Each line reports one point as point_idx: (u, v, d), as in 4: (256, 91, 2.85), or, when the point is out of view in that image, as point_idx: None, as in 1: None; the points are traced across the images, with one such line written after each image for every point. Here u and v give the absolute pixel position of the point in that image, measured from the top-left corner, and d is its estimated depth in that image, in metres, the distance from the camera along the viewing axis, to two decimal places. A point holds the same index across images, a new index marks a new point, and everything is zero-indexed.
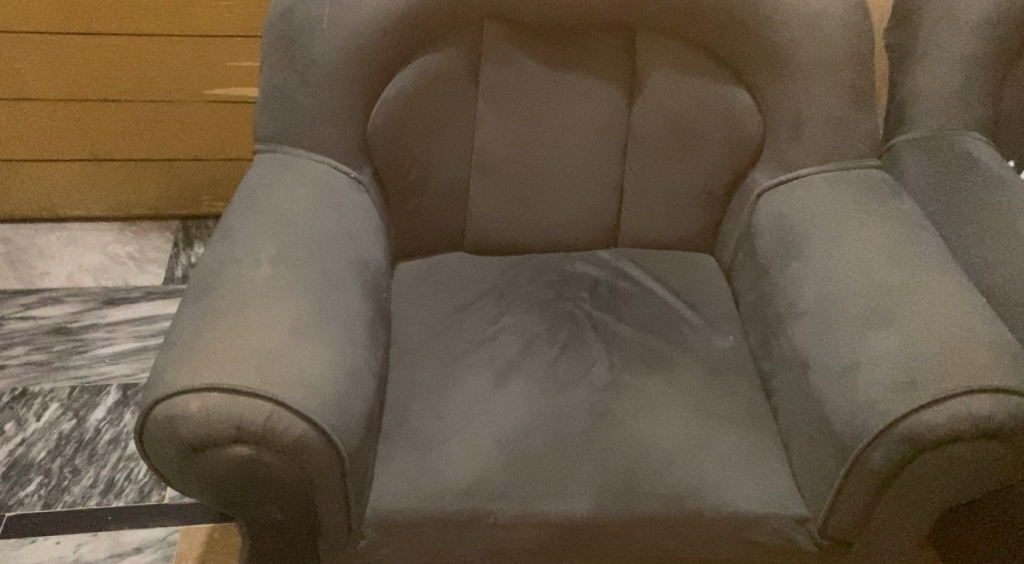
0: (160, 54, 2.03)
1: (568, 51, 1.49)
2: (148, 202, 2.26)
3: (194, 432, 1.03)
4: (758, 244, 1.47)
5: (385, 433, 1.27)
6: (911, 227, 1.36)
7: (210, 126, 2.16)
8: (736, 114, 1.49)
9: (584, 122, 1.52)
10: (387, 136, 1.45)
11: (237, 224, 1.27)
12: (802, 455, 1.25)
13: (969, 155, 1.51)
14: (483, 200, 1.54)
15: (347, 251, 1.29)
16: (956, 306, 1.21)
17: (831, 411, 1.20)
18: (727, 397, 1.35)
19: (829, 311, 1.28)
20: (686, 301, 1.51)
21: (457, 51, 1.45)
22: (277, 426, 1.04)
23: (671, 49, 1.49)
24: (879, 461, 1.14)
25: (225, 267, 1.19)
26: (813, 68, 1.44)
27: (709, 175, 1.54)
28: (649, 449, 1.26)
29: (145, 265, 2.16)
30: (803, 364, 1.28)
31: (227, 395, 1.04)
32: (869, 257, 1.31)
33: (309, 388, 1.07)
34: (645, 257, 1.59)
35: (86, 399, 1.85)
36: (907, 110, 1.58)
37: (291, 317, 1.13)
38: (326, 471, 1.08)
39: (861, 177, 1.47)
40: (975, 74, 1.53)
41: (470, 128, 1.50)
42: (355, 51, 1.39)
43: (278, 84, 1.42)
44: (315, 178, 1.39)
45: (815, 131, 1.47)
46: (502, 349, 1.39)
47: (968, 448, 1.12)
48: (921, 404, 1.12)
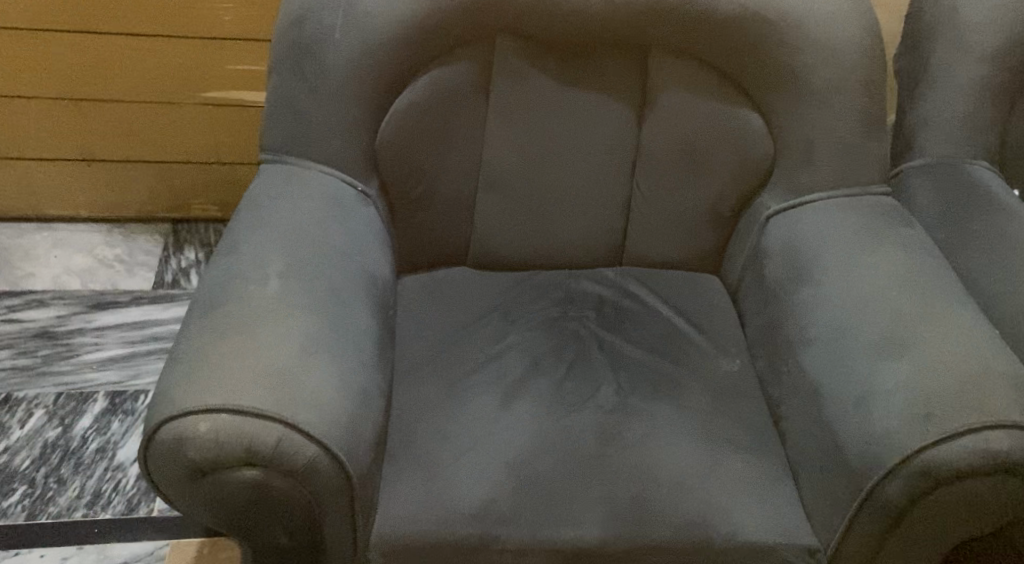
0: (159, 56, 2.00)
1: (581, 67, 1.47)
2: (139, 205, 2.22)
3: (202, 455, 0.99)
4: (767, 267, 1.46)
5: (390, 453, 1.25)
6: (923, 256, 1.35)
7: (205, 129, 2.12)
8: (748, 136, 1.48)
9: (592, 140, 1.50)
10: (394, 148, 1.42)
11: (241, 236, 1.25)
12: (812, 484, 1.23)
13: (978, 184, 1.50)
14: (489, 216, 1.52)
15: (353, 265, 1.26)
16: (970, 338, 1.20)
17: (842, 441, 1.18)
18: (736, 423, 1.33)
19: (840, 338, 1.27)
20: (693, 322, 1.49)
21: (468, 65, 1.43)
22: (288, 449, 1.00)
23: (684, 69, 1.47)
24: (894, 494, 1.12)
25: (232, 281, 1.16)
26: (827, 92, 1.43)
27: (717, 196, 1.52)
28: (657, 476, 1.24)
29: (135, 269, 2.12)
30: (813, 392, 1.26)
31: (236, 416, 1.00)
32: (882, 286, 1.30)
33: (317, 410, 1.04)
34: (650, 277, 1.57)
35: (72, 406, 1.81)
36: (915, 136, 1.57)
37: (301, 334, 1.10)
38: (336, 495, 1.05)
39: (872, 204, 1.46)
40: (985, 102, 1.53)
41: (479, 142, 1.48)
42: (365, 62, 1.36)
43: (286, 94, 1.39)
44: (322, 191, 1.36)
45: (826, 155, 1.46)
46: (507, 369, 1.37)
47: (986, 484, 1.10)
48: (938, 438, 1.10)
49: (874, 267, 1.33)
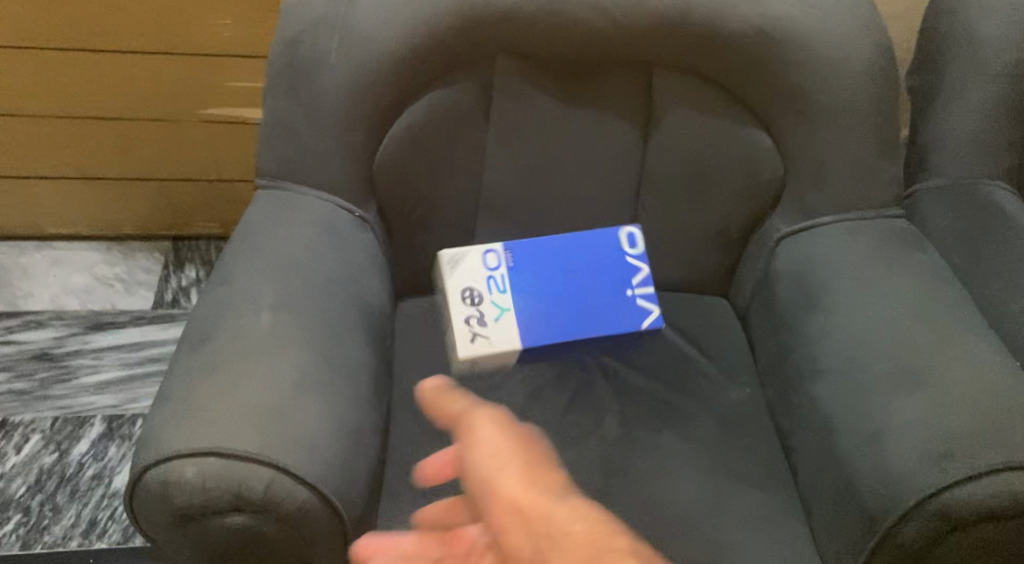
0: (159, 74, 1.96)
1: (585, 87, 1.43)
2: (138, 222, 2.19)
3: (189, 500, 0.97)
4: (777, 292, 1.42)
5: (388, 489, 1.21)
6: (939, 283, 1.31)
7: (205, 147, 2.09)
8: (757, 157, 1.44)
9: (596, 161, 1.46)
10: (392, 172, 1.39)
11: (235, 266, 1.22)
12: (824, 522, 1.19)
13: (996, 206, 1.46)
14: (491, 239, 1.48)
15: (350, 296, 1.23)
16: (988, 371, 1.16)
17: (856, 478, 1.14)
18: (745, 455, 1.29)
19: (853, 369, 1.23)
20: (701, 349, 1.45)
21: (468, 86, 1.39)
22: (277, 493, 0.98)
23: (690, 89, 1.43)
24: (911, 536, 1.08)
25: (224, 313, 1.13)
26: (838, 113, 1.39)
27: (724, 218, 1.48)
28: (663, 512, 1.20)
29: (135, 288, 2.09)
30: (825, 424, 1.22)
31: (224, 461, 0.97)
32: (895, 315, 1.25)
33: (309, 451, 1.01)
34: (657, 300, 1.53)
35: (69, 431, 1.78)
36: (929, 156, 1.53)
37: (293, 370, 1.07)
38: (328, 538, 1.02)
39: (884, 227, 1.41)
40: (1004, 120, 1.48)
41: (480, 164, 1.44)
42: (362, 85, 1.33)
43: (282, 117, 1.36)
44: (319, 217, 1.32)
45: (837, 177, 1.42)
46: (509, 399, 1.33)
47: (1006, 525, 1.06)
48: (956, 479, 1.06)
49: (888, 294, 1.29)
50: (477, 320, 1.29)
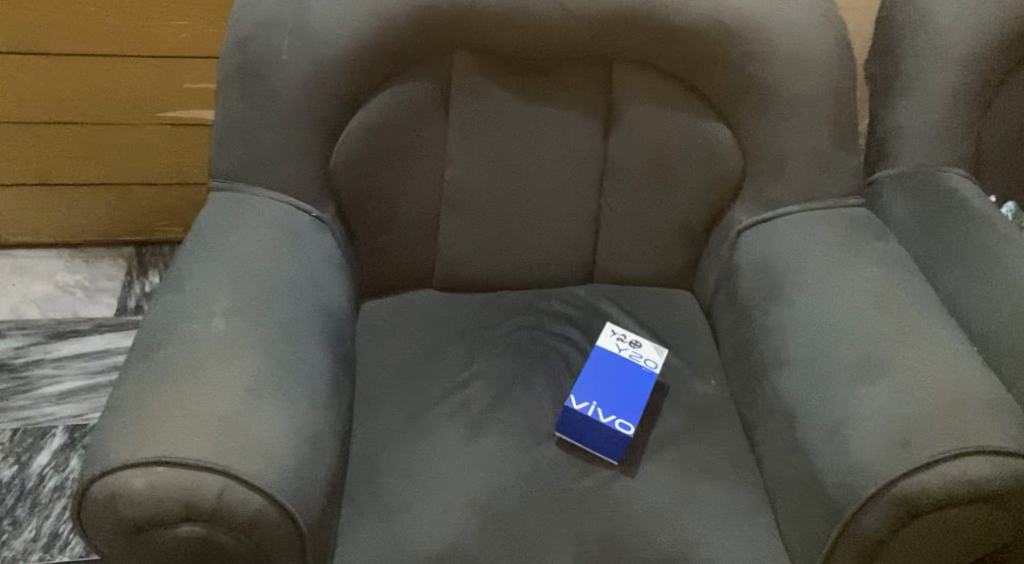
0: (115, 76, 1.93)
1: (543, 83, 1.42)
2: (98, 228, 2.15)
3: (139, 512, 0.96)
4: (740, 285, 1.41)
5: (351, 495, 1.20)
6: (899, 271, 1.31)
7: (166, 150, 2.05)
8: (717, 150, 1.43)
9: (557, 157, 1.44)
10: (351, 171, 1.37)
11: (189, 272, 1.20)
12: (789, 514, 1.19)
13: (954, 193, 1.46)
14: (454, 238, 1.47)
15: (307, 300, 1.21)
16: (948, 359, 1.16)
17: (818, 469, 1.14)
18: (711, 449, 1.28)
19: (814, 360, 1.23)
20: (666, 343, 1.44)
21: (425, 83, 1.37)
22: (230, 501, 0.97)
23: (649, 82, 1.42)
24: (872, 526, 1.08)
25: (177, 322, 1.11)
26: (796, 103, 1.39)
27: (687, 212, 1.48)
28: (629, 509, 1.19)
29: (97, 295, 2.06)
30: (788, 416, 1.22)
31: (174, 469, 0.97)
32: (857, 304, 1.25)
33: (264, 459, 1.00)
34: (623, 295, 1.52)
35: (29, 443, 1.75)
36: (888, 144, 1.53)
37: (246, 378, 1.06)
38: (283, 548, 1.00)
39: (846, 217, 1.41)
40: (957, 109, 1.49)
41: (440, 162, 1.42)
42: (316, 85, 1.31)
43: (235, 118, 1.33)
44: (275, 220, 1.30)
45: (798, 168, 1.41)
46: (474, 398, 1.32)
47: (965, 511, 1.06)
48: (914, 467, 1.06)
49: (848, 283, 1.29)
50: (630, 339, 1.34)
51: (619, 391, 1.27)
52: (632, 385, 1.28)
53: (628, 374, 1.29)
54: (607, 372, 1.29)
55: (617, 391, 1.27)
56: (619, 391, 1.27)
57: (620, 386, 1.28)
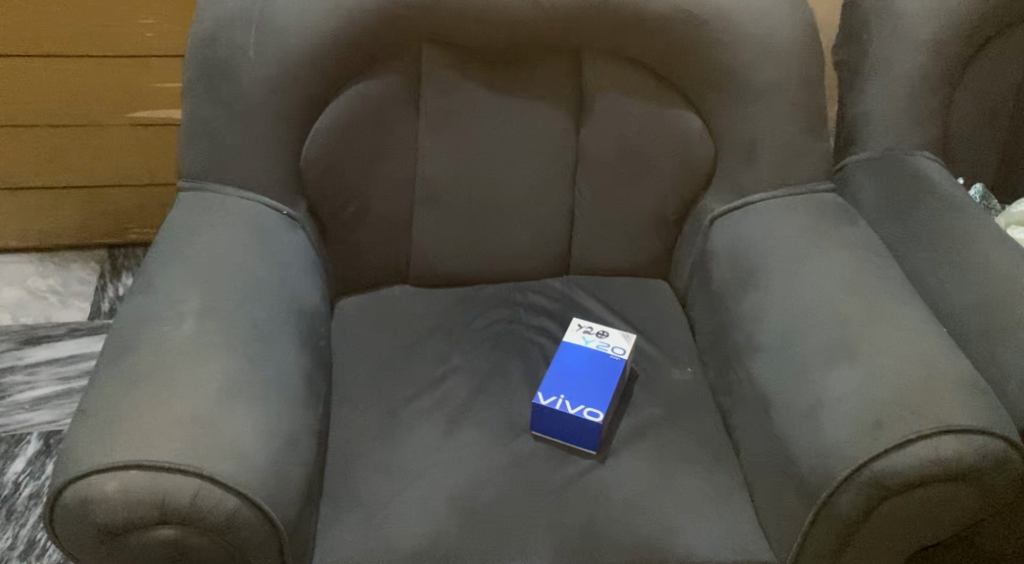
0: (81, 77, 1.91)
1: (512, 75, 1.41)
2: (69, 232, 2.13)
3: (112, 517, 0.95)
4: (713, 272, 1.42)
5: (329, 492, 1.19)
6: (869, 255, 1.32)
7: (135, 151, 2.03)
8: (688, 139, 1.43)
9: (528, 149, 1.44)
10: (321, 168, 1.36)
11: (159, 273, 1.19)
12: (766, 498, 1.20)
13: (922, 177, 1.47)
14: (427, 233, 1.46)
15: (279, 298, 1.21)
16: (919, 341, 1.17)
17: (794, 453, 1.15)
18: (688, 436, 1.29)
19: (788, 345, 1.23)
20: (642, 332, 1.44)
21: (394, 78, 1.37)
22: (204, 504, 0.96)
23: (617, 73, 1.42)
24: (846, 507, 1.09)
25: (147, 324, 1.11)
26: (765, 90, 1.39)
27: (660, 201, 1.48)
28: (608, 498, 1.20)
29: (69, 299, 2.04)
30: (763, 401, 1.23)
31: (147, 473, 0.96)
32: (829, 289, 1.26)
33: (238, 459, 0.99)
34: (598, 286, 1.52)
35: (3, 450, 1.73)
36: (857, 129, 1.54)
37: (218, 379, 1.05)
38: (260, 550, 1.00)
39: (817, 202, 1.42)
40: (923, 92, 1.50)
41: (411, 157, 1.42)
42: (283, 82, 1.31)
43: (202, 117, 1.32)
44: (245, 219, 1.29)
45: (768, 155, 1.41)
46: (451, 393, 1.32)
47: (937, 490, 1.07)
48: (885, 448, 1.07)
49: (820, 268, 1.30)
50: (598, 331, 1.34)
51: (583, 381, 1.27)
52: (601, 375, 1.28)
53: (597, 364, 1.29)
54: (576, 365, 1.29)
55: (588, 383, 1.27)
56: (589, 382, 1.27)
57: (590, 378, 1.28)
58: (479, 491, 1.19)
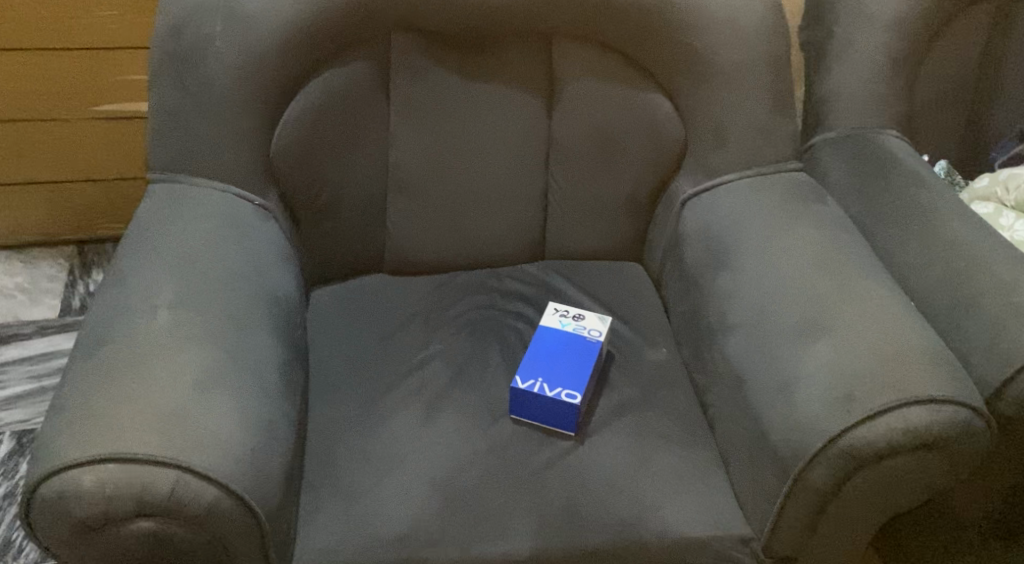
0: (43, 70, 1.88)
1: (482, 61, 1.42)
2: (36, 228, 2.10)
3: (90, 511, 0.94)
4: (686, 254, 1.43)
5: (309, 482, 1.19)
6: (838, 232, 1.34)
7: (99, 144, 2.01)
8: (658, 121, 1.44)
9: (499, 134, 1.44)
10: (292, 157, 1.35)
11: (131, 267, 1.18)
12: (743, 475, 1.21)
13: (888, 154, 1.49)
14: (400, 221, 1.46)
15: (253, 289, 1.20)
16: (888, 315, 1.19)
17: (769, 429, 1.16)
18: (666, 416, 1.30)
19: (761, 323, 1.25)
20: (617, 314, 1.45)
21: (363, 66, 1.37)
22: (184, 495, 0.96)
23: (586, 56, 1.43)
24: (820, 479, 1.11)
25: (120, 317, 1.10)
26: (734, 71, 1.40)
27: (632, 184, 1.48)
28: (587, 479, 1.21)
29: (38, 297, 2.01)
30: (737, 379, 1.24)
31: (124, 466, 0.96)
32: (799, 267, 1.28)
33: (217, 450, 0.99)
34: (573, 269, 1.53)
35: None
36: (824, 109, 1.56)
37: (195, 370, 1.05)
38: (242, 539, 1.00)
39: (786, 181, 1.43)
40: (888, 71, 1.52)
41: (382, 145, 1.42)
42: (251, 71, 1.30)
43: (170, 108, 1.31)
44: (217, 210, 1.29)
45: (737, 136, 1.42)
46: (429, 380, 1.32)
47: (908, 460, 1.09)
48: (857, 420, 1.09)
49: (790, 246, 1.31)
50: (574, 314, 1.35)
51: (560, 364, 1.28)
52: (578, 357, 1.29)
53: (574, 347, 1.30)
54: (553, 349, 1.30)
55: (565, 366, 1.28)
56: (566, 365, 1.28)
57: (567, 361, 1.29)
58: (459, 476, 1.20)
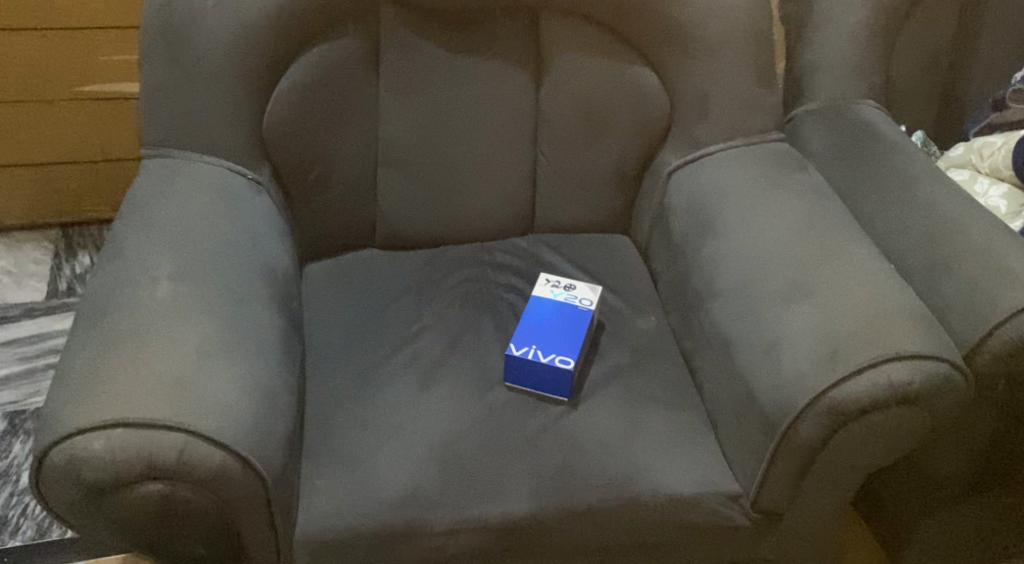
0: (27, 50, 1.88)
1: (469, 35, 1.44)
2: (21, 210, 2.09)
3: (101, 474, 0.96)
4: (672, 224, 1.46)
5: (309, 450, 1.21)
6: (820, 198, 1.37)
7: (83, 126, 2.00)
8: (644, 93, 1.47)
9: (487, 108, 1.46)
10: (284, 132, 1.37)
11: (129, 240, 1.19)
12: (732, 435, 1.24)
13: (867, 123, 1.53)
14: (391, 195, 1.48)
15: (250, 261, 1.22)
16: (871, 277, 1.23)
17: (757, 390, 1.20)
18: (656, 381, 1.33)
19: (747, 288, 1.28)
20: (605, 284, 1.48)
21: (353, 41, 1.38)
22: (192, 457, 0.98)
23: (572, 30, 1.45)
24: (806, 435, 1.15)
25: (121, 288, 1.11)
26: (718, 43, 1.43)
27: (618, 156, 1.51)
28: (581, 442, 1.24)
29: (25, 280, 2.00)
30: (725, 343, 1.27)
31: (132, 430, 0.98)
32: (783, 233, 1.31)
33: (223, 415, 1.01)
34: (561, 241, 1.55)
35: None
36: (805, 81, 1.59)
37: (197, 339, 1.07)
38: (248, 501, 1.02)
39: (769, 151, 1.46)
40: (865, 42, 1.56)
41: (373, 120, 1.43)
42: (242, 47, 1.31)
43: (162, 83, 1.32)
44: (211, 185, 1.30)
45: (722, 107, 1.45)
46: (423, 349, 1.34)
47: (891, 414, 1.13)
48: (841, 377, 1.13)
49: (775, 214, 1.35)
50: (565, 284, 1.38)
51: (554, 332, 1.31)
52: (570, 325, 1.32)
53: (566, 316, 1.33)
54: (545, 317, 1.33)
55: (558, 333, 1.31)
56: (558, 333, 1.31)
57: (559, 329, 1.31)
58: (456, 441, 1.22)
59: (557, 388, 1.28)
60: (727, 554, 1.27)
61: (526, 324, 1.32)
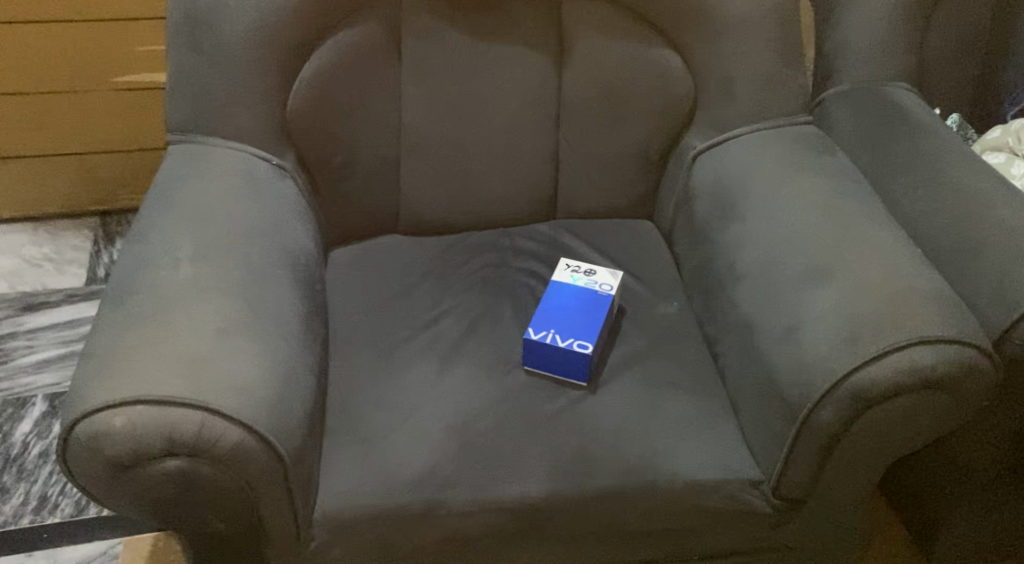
0: (65, 43, 1.93)
1: (491, 20, 1.44)
2: (61, 199, 2.14)
3: (121, 450, 0.99)
4: (696, 208, 1.45)
5: (330, 431, 1.23)
6: (845, 182, 1.36)
7: (120, 116, 2.04)
8: (667, 77, 1.46)
9: (509, 92, 1.47)
10: (308, 118, 1.38)
11: (154, 223, 1.22)
12: (753, 420, 1.24)
13: (897, 106, 1.51)
14: (414, 181, 1.49)
15: (271, 244, 1.24)
16: (894, 261, 1.21)
17: (778, 375, 1.19)
18: (677, 365, 1.33)
19: (768, 272, 1.27)
20: (629, 269, 1.47)
21: (375, 27, 1.39)
22: (210, 435, 1.00)
23: (595, 14, 1.45)
24: (826, 420, 1.14)
25: (143, 270, 1.14)
26: (741, 25, 1.41)
27: (641, 141, 1.50)
28: (599, 425, 1.24)
29: (65, 266, 2.05)
30: (746, 327, 1.27)
31: (153, 407, 1.00)
32: (806, 217, 1.30)
33: (241, 394, 1.03)
34: (585, 227, 1.55)
35: (10, 412, 1.74)
36: (834, 62, 1.57)
37: (217, 320, 1.09)
38: (265, 478, 1.04)
39: (795, 133, 1.45)
40: (894, 21, 1.54)
41: (396, 105, 1.44)
42: (265, 34, 1.33)
43: (188, 71, 1.34)
44: (236, 170, 1.32)
45: (746, 89, 1.44)
46: (445, 333, 1.35)
47: (913, 399, 1.12)
48: (861, 361, 1.12)
49: (797, 198, 1.33)
50: (585, 269, 1.37)
51: (573, 318, 1.31)
52: (590, 310, 1.32)
53: (586, 301, 1.33)
54: (566, 302, 1.33)
55: (577, 319, 1.30)
56: (576, 317, 1.31)
57: (579, 314, 1.31)
58: (475, 424, 1.23)
59: (576, 373, 1.28)
60: (747, 541, 1.26)
61: (546, 310, 1.32)
